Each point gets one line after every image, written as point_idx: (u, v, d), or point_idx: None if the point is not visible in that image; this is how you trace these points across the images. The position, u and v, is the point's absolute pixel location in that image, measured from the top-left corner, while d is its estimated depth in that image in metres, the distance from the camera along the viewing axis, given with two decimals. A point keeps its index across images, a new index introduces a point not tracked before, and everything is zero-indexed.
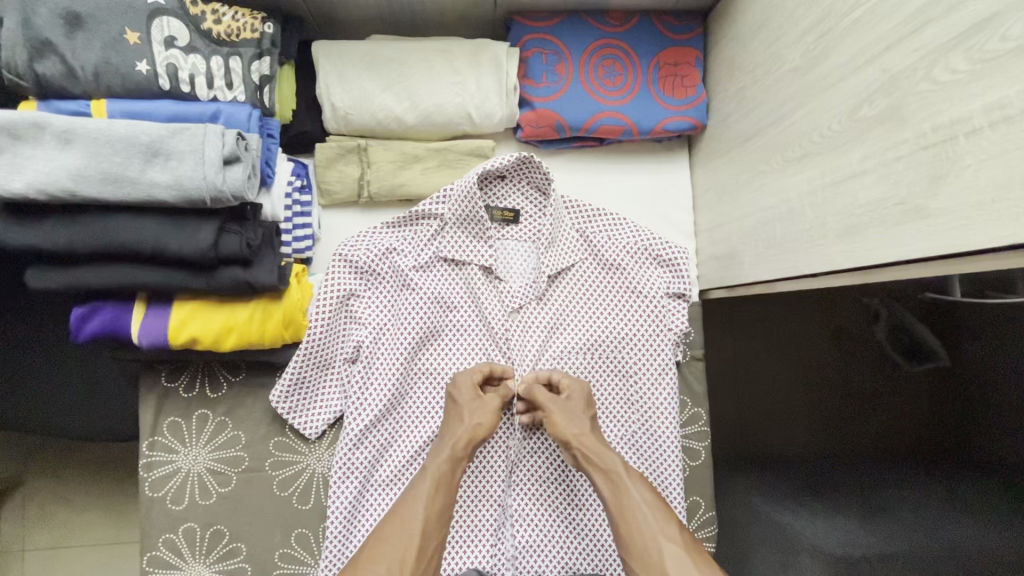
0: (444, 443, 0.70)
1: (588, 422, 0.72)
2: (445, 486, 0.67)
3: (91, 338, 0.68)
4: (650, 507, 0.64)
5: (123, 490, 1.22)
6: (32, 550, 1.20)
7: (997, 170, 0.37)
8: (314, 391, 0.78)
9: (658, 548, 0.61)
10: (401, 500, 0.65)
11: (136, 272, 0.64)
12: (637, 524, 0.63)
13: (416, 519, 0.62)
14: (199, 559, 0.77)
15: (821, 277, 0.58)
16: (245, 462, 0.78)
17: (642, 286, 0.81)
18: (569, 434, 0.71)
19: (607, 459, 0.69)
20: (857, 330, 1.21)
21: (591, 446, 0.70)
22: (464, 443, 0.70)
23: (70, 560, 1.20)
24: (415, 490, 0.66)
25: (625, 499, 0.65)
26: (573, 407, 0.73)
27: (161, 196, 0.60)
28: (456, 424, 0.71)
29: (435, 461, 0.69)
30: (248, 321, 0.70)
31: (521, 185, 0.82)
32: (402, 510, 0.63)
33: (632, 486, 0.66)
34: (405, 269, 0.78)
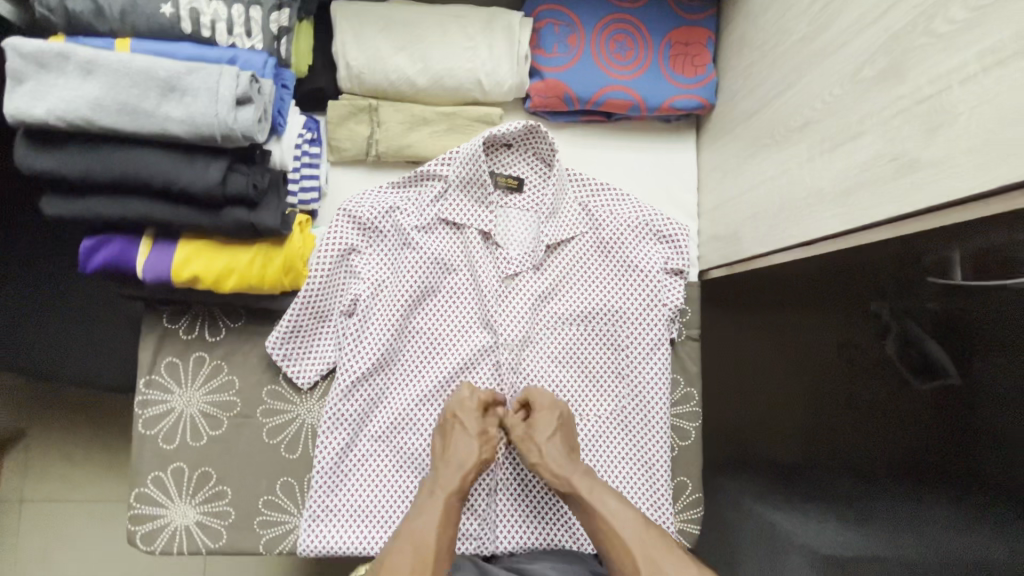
0: (455, 469, 0.72)
1: (545, 444, 0.73)
2: (454, 516, 0.69)
3: (98, 269, 0.70)
4: (620, 512, 0.67)
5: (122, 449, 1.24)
6: (31, 502, 1.22)
7: (987, 116, 0.38)
8: (310, 340, 0.79)
9: (628, 556, 0.64)
10: (411, 520, 0.67)
11: (145, 205, 0.67)
12: (613, 537, 0.66)
13: (431, 546, 0.65)
14: (184, 499, 0.78)
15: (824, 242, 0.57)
16: (237, 407, 0.79)
17: (639, 261, 0.82)
18: (528, 461, 0.74)
19: (566, 479, 0.71)
20: (865, 343, 1.08)
21: (552, 473, 0.72)
22: (472, 474, 0.73)
23: (66, 514, 1.22)
24: (425, 509, 0.68)
25: (595, 513, 0.68)
26: (536, 432, 0.74)
27: (174, 130, 0.62)
28: (467, 452, 0.73)
29: (444, 488, 0.71)
30: (248, 264, 0.71)
31: (525, 154, 0.84)
32: (417, 534, 0.66)
33: (598, 501, 0.69)
34: (407, 227, 0.79)
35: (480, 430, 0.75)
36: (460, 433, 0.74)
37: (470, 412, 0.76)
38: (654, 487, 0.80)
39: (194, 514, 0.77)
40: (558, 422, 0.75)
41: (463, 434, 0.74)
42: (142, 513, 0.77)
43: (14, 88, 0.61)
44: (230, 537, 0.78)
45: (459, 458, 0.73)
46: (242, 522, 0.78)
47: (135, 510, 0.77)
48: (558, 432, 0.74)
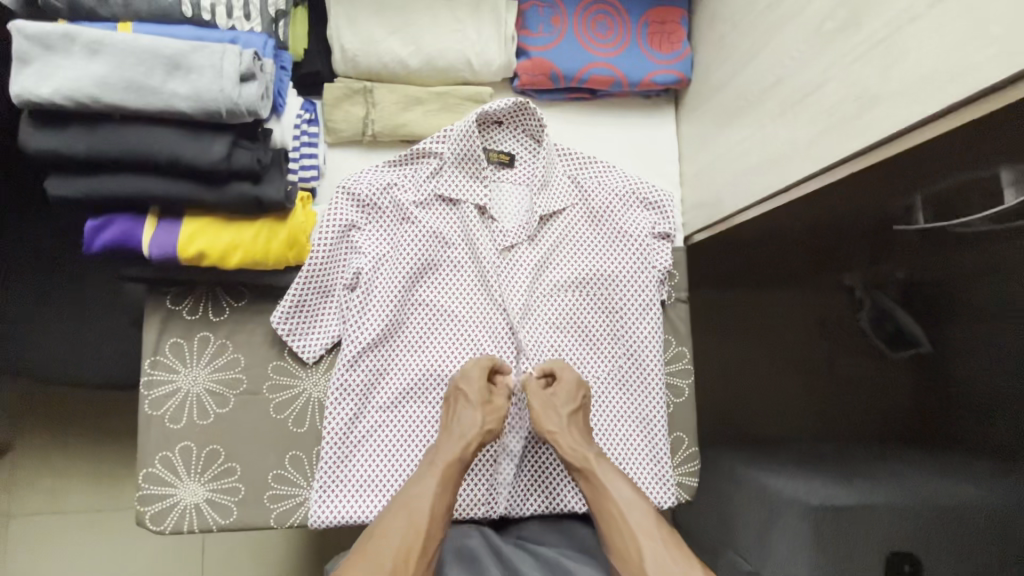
0: (455, 439, 0.73)
1: (564, 420, 0.75)
2: (453, 482, 0.71)
3: (102, 249, 0.71)
4: (632, 504, 0.69)
5: (113, 457, 1.22)
6: (18, 516, 1.19)
7: (934, 49, 0.44)
8: (314, 315, 0.81)
9: (636, 547, 0.66)
10: (410, 488, 0.69)
11: (150, 183, 0.68)
12: (617, 522, 0.68)
13: (426, 512, 0.67)
14: (193, 478, 0.78)
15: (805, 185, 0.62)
16: (243, 384, 0.80)
17: (628, 227, 0.86)
18: (546, 430, 0.75)
19: (583, 457, 0.73)
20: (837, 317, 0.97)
21: (566, 444, 0.74)
22: (473, 445, 0.73)
23: (56, 527, 1.20)
24: (425, 479, 0.70)
25: (606, 497, 0.70)
26: (556, 403, 0.76)
27: (180, 106, 0.64)
28: (471, 421, 0.74)
29: (443, 459, 0.72)
30: (254, 239, 0.73)
31: (515, 131, 0.88)
32: (411, 503, 0.68)
33: (613, 485, 0.70)
34: (405, 202, 0.82)
35: (485, 401, 0.76)
36: (462, 405, 0.76)
37: (475, 386, 0.77)
38: (653, 443, 0.83)
39: (204, 492, 0.78)
40: (579, 402, 0.77)
41: (467, 405, 0.75)
42: (151, 494, 0.78)
43: (21, 69, 0.63)
44: (240, 514, 0.78)
45: (461, 429, 0.74)
46: (251, 497, 0.79)
47: (143, 491, 0.78)
48: (576, 410, 0.77)
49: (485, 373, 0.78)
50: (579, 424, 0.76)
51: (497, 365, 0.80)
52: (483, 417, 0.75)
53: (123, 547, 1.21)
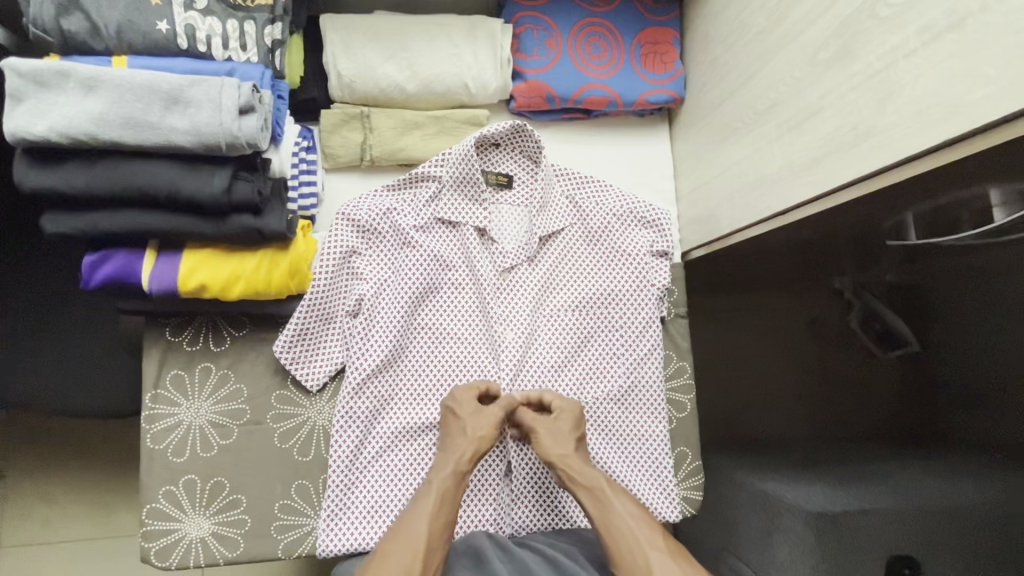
0: (450, 455, 0.73)
1: (574, 442, 0.75)
2: (448, 501, 0.70)
3: (101, 285, 0.71)
4: (638, 522, 0.68)
5: (108, 485, 1.20)
6: (11, 548, 1.17)
7: (928, 84, 0.47)
8: (316, 342, 0.80)
9: (644, 558, 0.65)
10: (407, 514, 0.68)
11: (148, 217, 0.68)
12: (625, 539, 0.67)
13: (424, 536, 0.65)
14: (198, 511, 0.78)
15: (803, 207, 0.64)
16: (246, 415, 0.80)
17: (627, 246, 0.87)
18: (554, 454, 0.74)
19: (591, 478, 0.72)
20: (831, 318, 1.11)
21: (574, 465, 0.73)
22: (468, 457, 0.73)
23: (48, 558, 1.18)
24: (419, 506, 0.68)
25: (612, 514, 0.69)
26: (562, 428, 0.76)
27: (178, 141, 0.64)
28: (460, 438, 0.74)
29: (438, 476, 0.71)
30: (255, 270, 0.73)
31: (513, 153, 0.88)
32: (407, 525, 0.66)
33: (616, 498, 0.70)
34: (405, 227, 0.82)
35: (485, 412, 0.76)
36: (456, 424, 0.75)
37: (468, 406, 0.76)
38: (655, 461, 0.84)
39: (209, 525, 0.77)
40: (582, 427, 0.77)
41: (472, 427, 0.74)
42: (156, 529, 0.77)
43: (14, 107, 0.62)
44: (247, 545, 0.78)
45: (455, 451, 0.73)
46: (258, 530, 0.78)
47: (148, 527, 0.77)
48: (581, 436, 0.77)
49: (474, 396, 0.78)
50: (584, 449, 0.77)
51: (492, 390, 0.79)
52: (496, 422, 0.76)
53: None
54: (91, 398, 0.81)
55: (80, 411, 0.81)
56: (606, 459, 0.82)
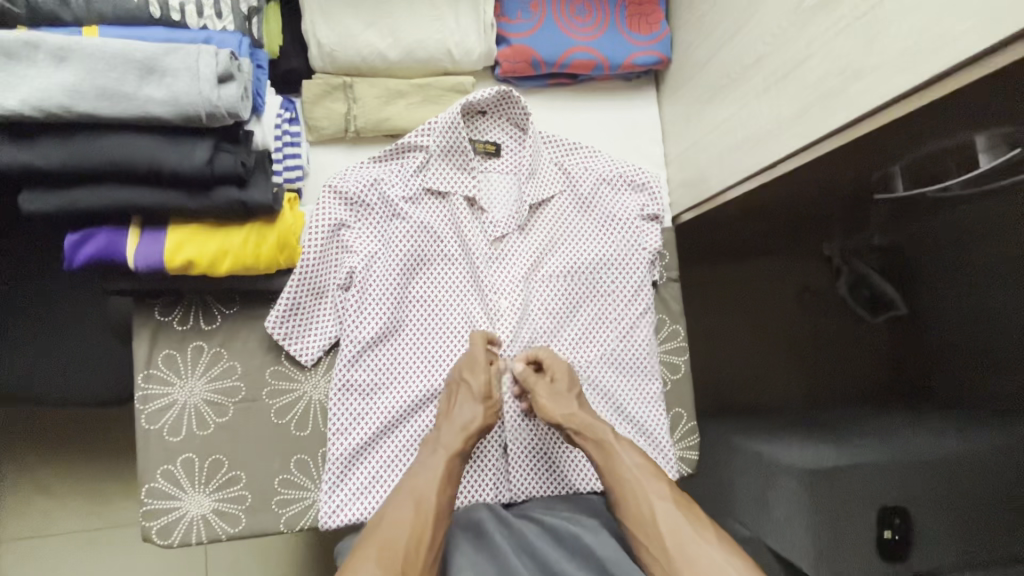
0: (456, 427, 0.74)
1: (576, 401, 0.76)
2: (454, 475, 0.72)
3: (85, 264, 0.69)
4: (643, 471, 0.71)
5: (106, 476, 1.20)
6: (10, 544, 1.16)
7: (915, 21, 0.48)
8: (309, 317, 0.80)
9: (649, 505, 0.68)
10: (414, 477, 0.70)
11: (129, 192, 0.66)
12: (629, 487, 0.70)
13: (431, 501, 0.68)
14: (198, 489, 0.78)
15: (791, 159, 0.65)
16: (241, 392, 0.79)
17: (617, 211, 0.86)
18: (560, 415, 0.75)
19: (596, 431, 0.74)
20: (821, 285, 1.09)
21: (579, 422, 0.75)
22: (475, 434, 0.74)
23: (49, 551, 1.17)
24: (426, 469, 0.70)
25: (616, 463, 0.71)
26: (563, 389, 0.77)
27: (156, 111, 0.63)
28: (468, 410, 0.75)
29: (447, 448, 0.72)
30: (243, 244, 0.72)
31: (500, 121, 0.87)
32: (417, 493, 0.68)
33: (621, 449, 0.72)
34: (394, 198, 0.81)
35: (484, 394, 0.76)
36: (463, 397, 0.76)
37: (476, 368, 0.77)
38: (650, 423, 0.85)
39: (210, 502, 0.78)
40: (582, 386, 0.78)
41: (466, 398, 0.75)
42: (156, 508, 0.77)
43: None
44: (249, 520, 0.78)
45: (462, 417, 0.74)
46: (259, 505, 0.78)
47: (147, 506, 0.77)
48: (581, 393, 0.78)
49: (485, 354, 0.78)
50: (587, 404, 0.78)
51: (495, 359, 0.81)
52: (484, 411, 0.75)
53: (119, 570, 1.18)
54: (82, 382, 0.80)
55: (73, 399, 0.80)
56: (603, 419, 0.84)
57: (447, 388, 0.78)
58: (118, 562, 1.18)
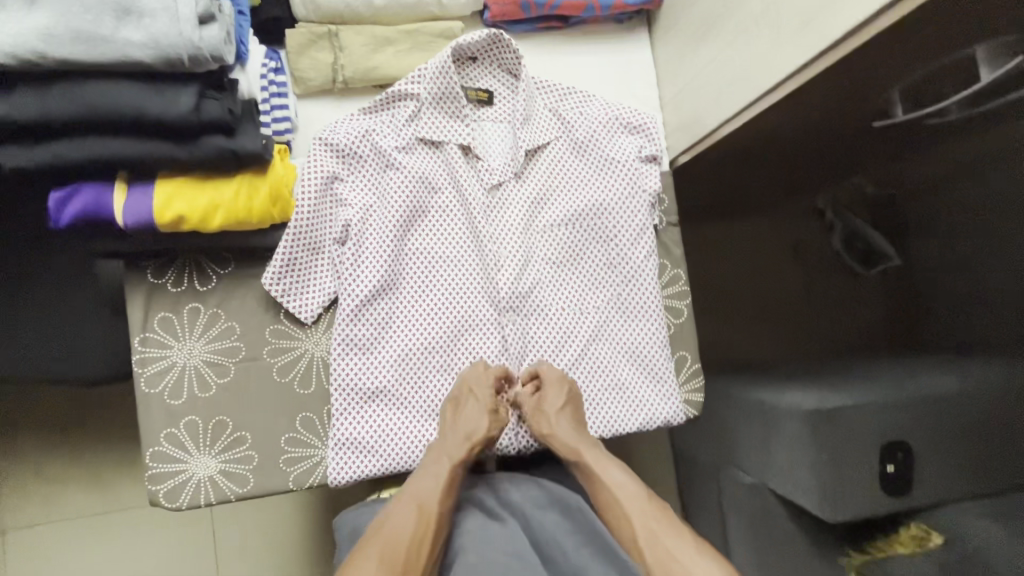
0: (461, 437, 0.74)
1: (559, 419, 0.76)
2: (456, 480, 0.72)
3: (73, 224, 0.67)
4: (624, 485, 0.71)
5: (106, 458, 1.18)
6: (13, 531, 1.15)
7: None
8: (307, 273, 0.78)
9: (630, 529, 0.67)
10: (415, 485, 0.70)
11: (112, 144, 0.64)
12: (615, 508, 0.69)
13: (434, 508, 0.68)
14: (204, 451, 0.77)
15: (795, 76, 0.65)
16: (242, 352, 0.78)
17: (614, 153, 0.85)
18: (540, 433, 0.77)
19: (579, 453, 0.74)
20: (811, 237, 1.11)
21: (560, 443, 0.75)
22: (479, 445, 0.75)
23: (53, 537, 1.16)
24: (429, 478, 0.71)
25: (602, 488, 0.71)
26: (548, 406, 0.76)
27: (136, 55, 0.60)
28: (474, 421, 0.74)
29: (449, 454, 0.73)
30: (234, 198, 0.70)
31: (491, 67, 0.86)
32: (417, 497, 0.69)
33: (604, 471, 0.72)
34: (387, 148, 0.79)
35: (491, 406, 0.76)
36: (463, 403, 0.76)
37: (486, 386, 0.77)
38: (656, 362, 0.85)
39: (216, 464, 0.77)
40: (568, 397, 0.77)
41: (475, 406, 0.75)
42: (162, 472, 0.76)
43: None
44: (257, 480, 0.77)
45: (468, 428, 0.74)
46: (267, 464, 0.78)
47: (152, 470, 0.76)
48: (567, 406, 0.77)
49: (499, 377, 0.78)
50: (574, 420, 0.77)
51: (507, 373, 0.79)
52: (491, 423, 0.75)
53: (126, 552, 1.17)
54: (77, 351, 0.78)
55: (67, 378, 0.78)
56: (609, 361, 0.84)
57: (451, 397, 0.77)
58: (124, 543, 1.17)
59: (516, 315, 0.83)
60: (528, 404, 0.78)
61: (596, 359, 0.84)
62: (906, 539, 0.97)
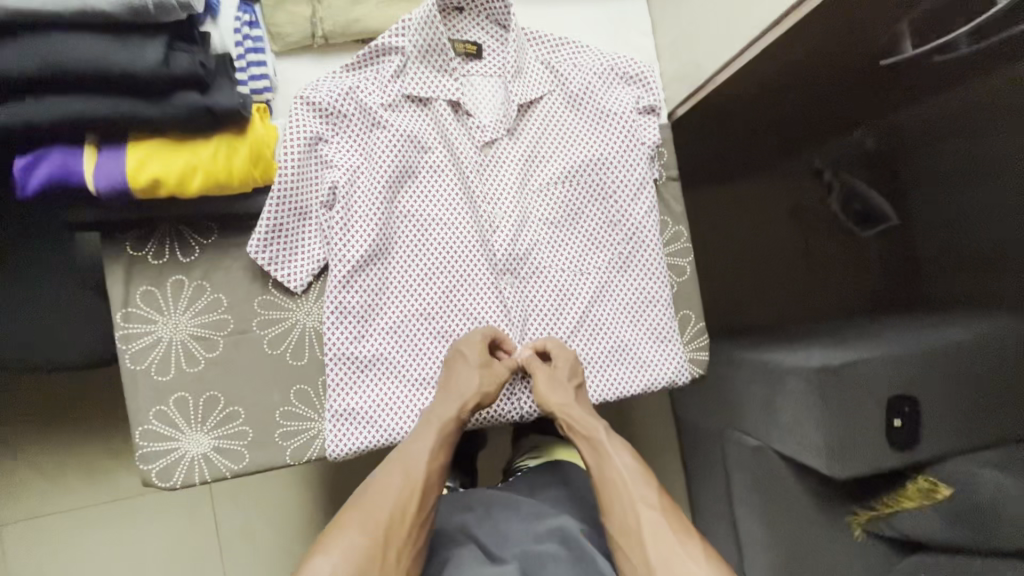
0: (454, 400, 0.71)
1: (574, 392, 0.74)
2: (448, 442, 0.69)
3: (41, 191, 0.63)
4: (634, 475, 0.68)
5: (100, 448, 1.15)
6: (10, 525, 1.12)
7: None
8: (293, 239, 0.75)
9: (636, 517, 0.64)
10: (405, 448, 0.68)
11: (77, 103, 0.60)
12: (619, 490, 0.67)
13: (421, 470, 0.66)
14: (196, 428, 0.74)
15: (803, 5, 0.62)
16: (230, 324, 0.75)
17: (611, 105, 0.82)
18: (553, 404, 0.73)
19: (591, 428, 0.72)
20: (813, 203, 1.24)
21: (574, 416, 0.73)
22: (472, 406, 0.71)
23: (51, 529, 1.13)
24: (419, 442, 0.68)
25: (609, 468, 0.69)
26: (560, 378, 0.74)
27: (97, 3, 0.56)
28: (468, 383, 0.71)
29: (440, 416, 0.70)
30: (212, 159, 0.66)
31: (479, 18, 0.82)
32: (404, 459, 0.66)
33: (615, 452, 0.70)
34: (372, 105, 0.75)
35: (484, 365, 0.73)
36: (461, 365, 0.72)
37: (478, 351, 0.73)
38: (660, 322, 0.82)
39: (209, 440, 0.74)
40: (581, 378, 0.76)
41: (467, 368, 0.72)
42: (154, 450, 0.74)
43: None
44: (253, 455, 0.75)
45: (461, 390, 0.71)
46: (262, 439, 0.75)
47: (143, 449, 0.74)
48: (580, 385, 0.75)
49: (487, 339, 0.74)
50: (585, 398, 0.75)
51: (499, 337, 0.76)
52: (483, 379, 0.72)
53: (127, 542, 1.15)
54: (56, 331, 0.74)
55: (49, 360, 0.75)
56: (611, 322, 0.81)
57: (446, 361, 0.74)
58: (124, 533, 1.15)
59: (514, 278, 0.80)
60: (538, 374, 0.75)
61: (598, 319, 0.81)
62: (912, 493, 0.96)
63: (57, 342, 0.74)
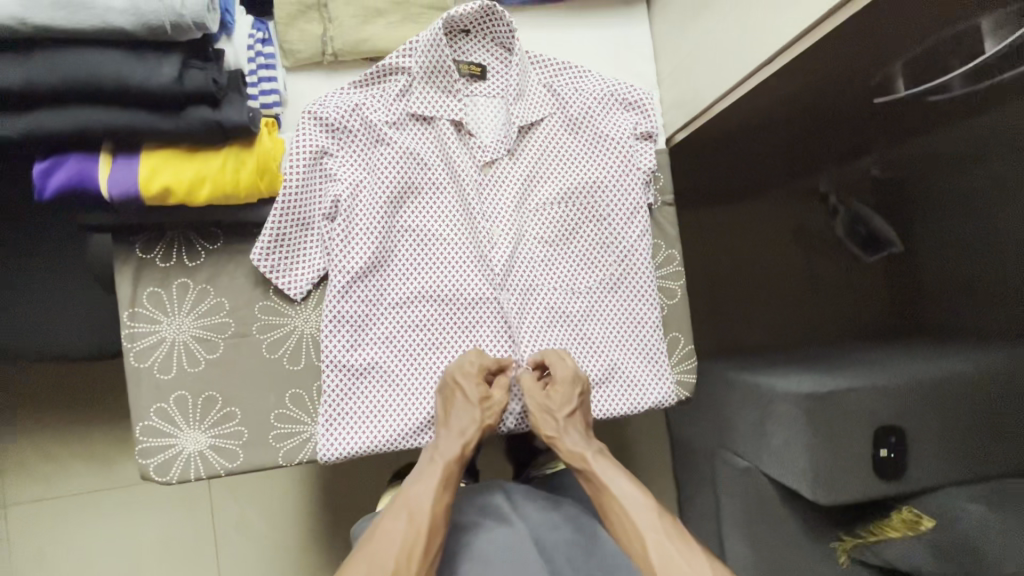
0: (455, 437, 0.73)
1: (564, 421, 0.75)
2: (453, 481, 0.70)
3: (58, 195, 0.67)
4: (632, 497, 0.67)
5: (105, 437, 1.19)
6: (18, 506, 1.16)
7: None
8: (296, 249, 0.78)
9: (642, 545, 0.63)
10: (410, 489, 0.68)
11: (95, 114, 0.63)
12: (621, 522, 0.66)
13: (426, 514, 0.66)
14: (194, 426, 0.77)
15: (799, 40, 0.62)
16: (231, 328, 0.78)
17: (610, 130, 0.84)
18: (544, 436, 0.76)
19: (584, 458, 0.73)
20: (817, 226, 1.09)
21: (565, 449, 0.74)
22: (473, 442, 0.73)
23: (56, 512, 1.17)
24: (423, 480, 0.69)
25: (607, 495, 0.69)
26: (553, 408, 0.76)
27: (116, 22, 0.59)
28: (468, 420, 0.74)
29: (443, 455, 0.71)
30: (220, 170, 0.69)
31: (484, 41, 0.84)
32: (410, 504, 0.67)
33: (610, 480, 0.70)
34: (377, 123, 0.77)
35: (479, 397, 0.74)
36: (460, 405, 0.74)
37: (474, 383, 0.75)
38: (648, 343, 0.84)
39: (206, 439, 0.77)
40: (575, 402, 0.76)
41: (460, 404, 0.74)
42: (152, 446, 0.77)
43: None
44: (247, 455, 0.77)
45: (461, 427, 0.73)
46: (257, 439, 0.78)
47: (142, 444, 0.76)
48: (573, 412, 0.76)
49: (482, 370, 0.76)
50: (578, 424, 0.76)
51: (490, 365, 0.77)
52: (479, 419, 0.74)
53: (128, 528, 1.18)
54: (66, 326, 0.78)
55: (59, 354, 0.79)
56: (602, 341, 0.83)
57: (441, 392, 0.76)
58: (125, 519, 1.19)
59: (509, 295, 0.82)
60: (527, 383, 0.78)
61: (589, 339, 0.83)
62: (898, 524, 0.96)
63: (66, 336, 0.77)
